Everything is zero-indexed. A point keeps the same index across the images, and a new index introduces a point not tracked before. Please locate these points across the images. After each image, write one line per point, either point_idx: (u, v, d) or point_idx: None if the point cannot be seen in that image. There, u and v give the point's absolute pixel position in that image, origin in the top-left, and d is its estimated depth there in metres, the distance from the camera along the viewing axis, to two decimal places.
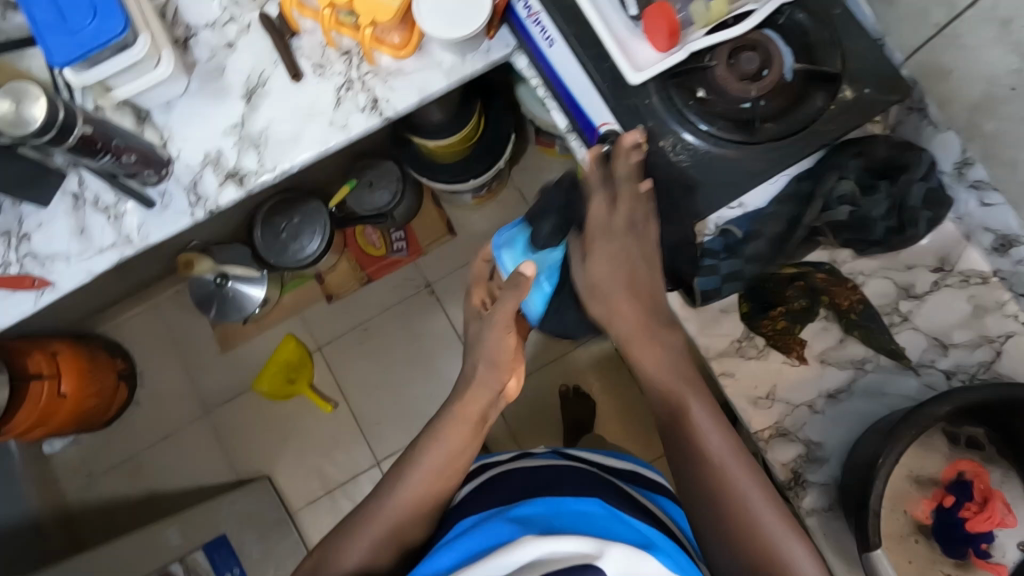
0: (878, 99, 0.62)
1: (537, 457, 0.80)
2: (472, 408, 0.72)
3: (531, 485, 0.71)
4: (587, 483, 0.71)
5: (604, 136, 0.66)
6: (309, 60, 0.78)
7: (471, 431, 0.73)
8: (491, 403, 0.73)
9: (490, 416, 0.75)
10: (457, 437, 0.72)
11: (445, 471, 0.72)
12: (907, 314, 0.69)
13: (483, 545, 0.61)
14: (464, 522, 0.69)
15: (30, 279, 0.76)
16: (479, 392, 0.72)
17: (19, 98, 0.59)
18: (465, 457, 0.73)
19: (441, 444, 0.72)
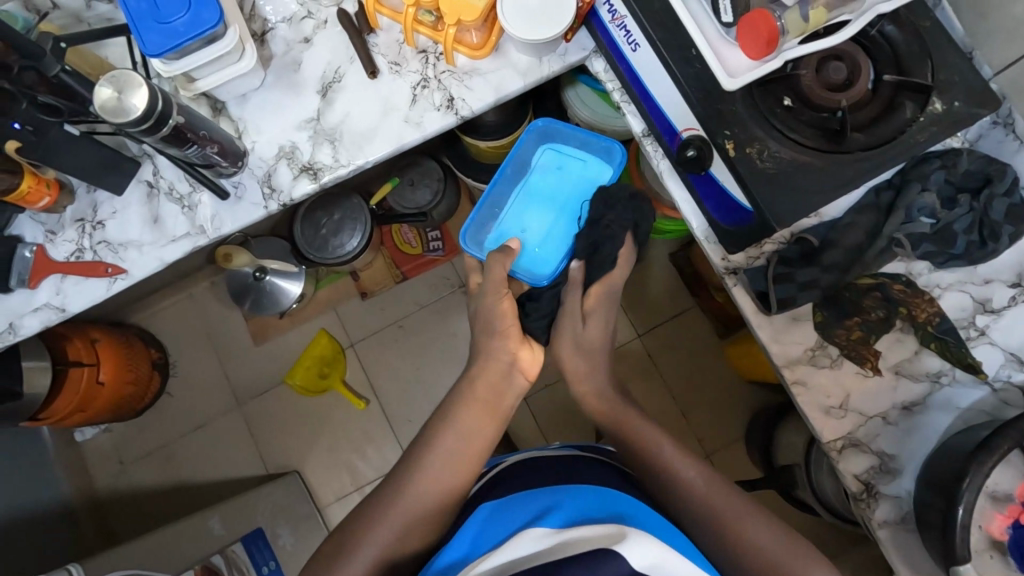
0: (968, 112, 0.63)
1: (550, 449, 0.80)
2: (485, 383, 0.73)
3: (550, 470, 0.71)
4: (597, 470, 0.71)
5: (688, 140, 0.67)
6: (385, 57, 0.78)
7: (487, 417, 0.72)
8: (505, 375, 0.74)
9: (507, 404, 0.74)
10: (473, 418, 0.71)
11: (465, 458, 0.69)
12: (984, 328, 0.69)
13: (497, 538, 0.61)
14: (481, 510, 0.66)
15: (104, 266, 0.76)
16: (490, 364, 0.74)
17: (121, 87, 0.59)
18: (485, 437, 0.71)
19: (455, 428, 0.70)
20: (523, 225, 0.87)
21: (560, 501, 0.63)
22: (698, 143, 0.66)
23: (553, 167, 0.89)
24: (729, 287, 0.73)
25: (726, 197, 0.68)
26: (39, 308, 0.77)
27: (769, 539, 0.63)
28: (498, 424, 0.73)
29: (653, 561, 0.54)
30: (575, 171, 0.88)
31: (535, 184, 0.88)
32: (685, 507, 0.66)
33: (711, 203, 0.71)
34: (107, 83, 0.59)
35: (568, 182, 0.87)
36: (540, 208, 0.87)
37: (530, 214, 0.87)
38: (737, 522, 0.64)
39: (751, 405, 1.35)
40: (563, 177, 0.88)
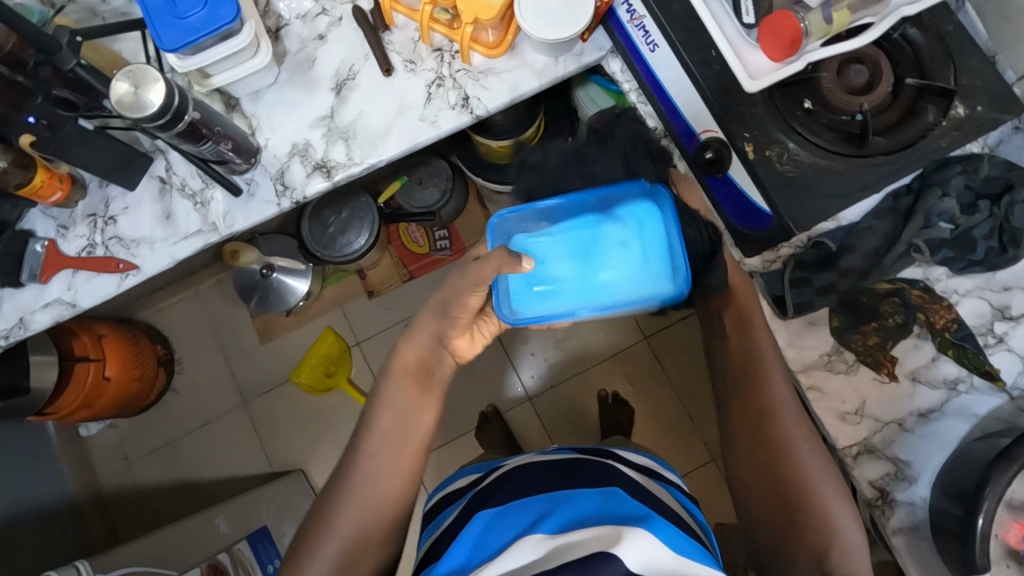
0: (990, 117, 0.62)
1: (550, 452, 0.80)
2: (410, 356, 0.73)
3: (547, 471, 0.71)
4: (590, 470, 0.71)
5: (707, 142, 0.67)
6: (400, 55, 0.78)
7: (415, 382, 0.72)
8: (431, 351, 0.74)
9: (435, 369, 0.74)
10: (403, 388, 0.71)
11: (403, 431, 0.69)
12: (1002, 335, 0.68)
13: (499, 544, 0.61)
14: (482, 516, 0.66)
15: (115, 262, 0.76)
16: (416, 340, 0.74)
17: (139, 82, 0.59)
18: (423, 414, 0.71)
19: (387, 402, 0.70)
20: (546, 256, 0.67)
21: (555, 507, 0.64)
22: (717, 145, 0.66)
23: (630, 237, 0.66)
24: None
25: (745, 202, 0.67)
26: (50, 303, 0.76)
27: (821, 478, 0.62)
28: (430, 395, 0.73)
29: (647, 561, 0.55)
30: (635, 262, 0.66)
31: (595, 228, 0.66)
32: (765, 433, 0.65)
33: (729, 207, 0.70)
34: (124, 77, 0.58)
35: (614, 265, 0.66)
36: (578, 256, 0.66)
37: (552, 251, 0.67)
38: (802, 458, 0.63)
39: None
40: (620, 253, 0.66)
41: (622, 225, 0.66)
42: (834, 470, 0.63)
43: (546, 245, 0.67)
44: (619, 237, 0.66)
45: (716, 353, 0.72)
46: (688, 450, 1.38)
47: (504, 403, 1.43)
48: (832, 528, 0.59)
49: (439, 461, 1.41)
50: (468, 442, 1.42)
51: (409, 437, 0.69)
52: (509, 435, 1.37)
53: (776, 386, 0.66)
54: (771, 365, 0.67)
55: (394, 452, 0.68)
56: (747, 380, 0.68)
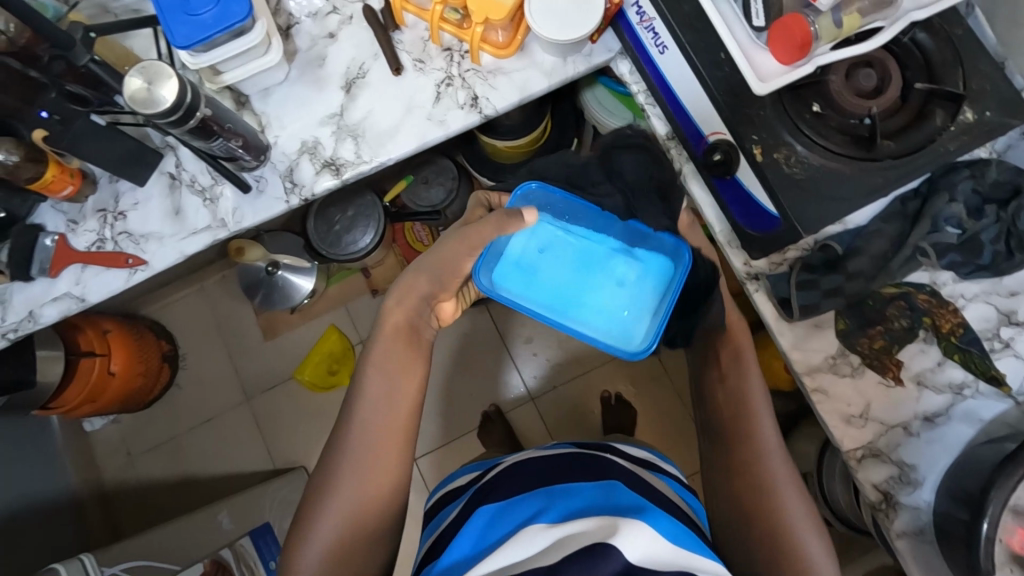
0: (999, 122, 0.62)
1: (548, 448, 0.80)
2: (395, 319, 0.74)
3: (545, 467, 0.72)
4: (589, 465, 0.72)
5: (715, 144, 0.67)
6: (410, 54, 0.78)
7: (405, 344, 0.72)
8: (417, 313, 0.75)
9: (423, 329, 0.75)
10: (392, 350, 0.71)
11: (393, 395, 0.69)
12: (1008, 340, 0.68)
13: (499, 536, 0.61)
14: (483, 512, 0.66)
15: (124, 257, 0.76)
16: (402, 304, 0.74)
17: (152, 78, 0.59)
18: (413, 380, 0.71)
19: (376, 364, 0.70)
20: (547, 246, 0.83)
21: (555, 501, 0.64)
22: (726, 146, 0.66)
23: (625, 282, 0.81)
24: (750, 293, 0.73)
25: (752, 204, 0.67)
26: (59, 297, 0.77)
27: (800, 519, 0.63)
28: (420, 355, 0.73)
29: (641, 549, 0.55)
30: (615, 305, 0.81)
31: (604, 252, 0.82)
32: (749, 476, 0.67)
33: (736, 208, 0.70)
34: (137, 73, 0.59)
35: (596, 294, 0.81)
36: (570, 263, 0.82)
37: (558, 248, 0.83)
38: (785, 501, 0.64)
39: None
40: (609, 288, 0.81)
41: (626, 266, 0.81)
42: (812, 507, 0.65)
43: (557, 238, 0.83)
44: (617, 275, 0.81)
45: (710, 394, 0.77)
46: (690, 452, 1.38)
47: (506, 403, 1.43)
48: (805, 566, 0.61)
49: (441, 460, 1.41)
50: (471, 441, 1.42)
51: (398, 402, 0.69)
52: (512, 435, 1.37)
53: (764, 430, 0.69)
54: (757, 401, 0.71)
55: (398, 438, 0.68)
56: (738, 425, 0.71)
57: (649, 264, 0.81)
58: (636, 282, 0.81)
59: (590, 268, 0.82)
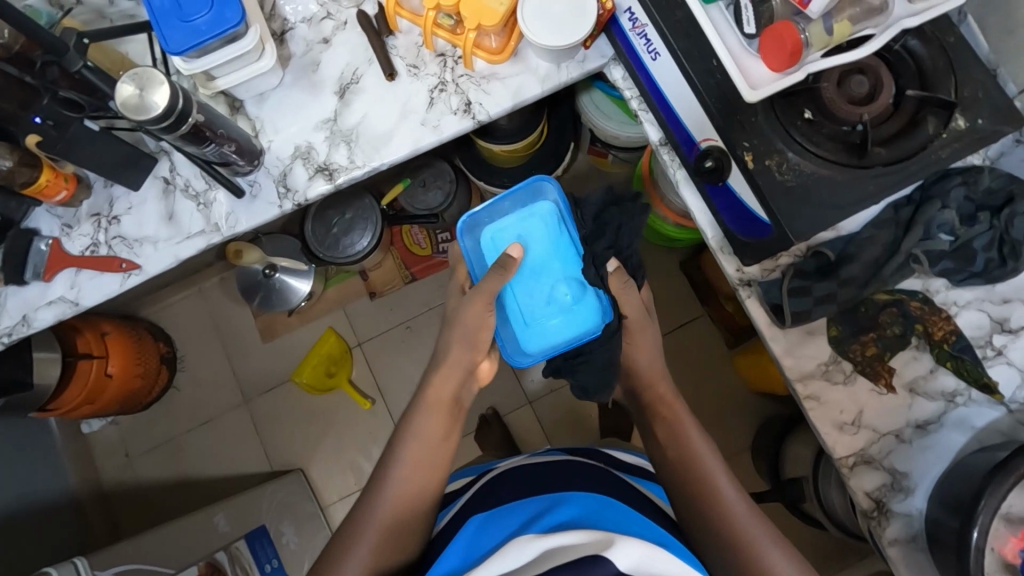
0: (992, 130, 0.62)
1: (542, 454, 0.81)
2: (444, 389, 0.74)
3: (537, 475, 0.72)
4: (588, 475, 0.72)
5: (707, 150, 0.67)
6: (403, 59, 0.79)
7: (446, 414, 0.73)
8: (462, 382, 0.75)
9: (462, 399, 0.76)
10: (434, 421, 0.72)
11: (429, 462, 0.70)
12: (1001, 348, 0.68)
13: (490, 545, 0.61)
14: (475, 521, 0.67)
15: (118, 261, 0.76)
16: (450, 372, 0.74)
17: (144, 84, 0.59)
18: (442, 444, 0.72)
19: (417, 436, 0.71)
20: (524, 232, 0.83)
21: (547, 509, 0.64)
22: (717, 153, 0.66)
23: (557, 305, 0.80)
24: (743, 299, 0.73)
25: (743, 209, 0.68)
26: (54, 301, 0.77)
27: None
28: (457, 428, 0.74)
29: (643, 560, 0.54)
30: (529, 315, 0.80)
31: (559, 269, 0.81)
32: (717, 527, 0.67)
33: (728, 214, 0.70)
34: (129, 79, 0.59)
35: (529, 293, 0.80)
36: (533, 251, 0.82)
37: (532, 236, 0.83)
38: (764, 554, 0.64)
39: (759, 416, 1.34)
40: (539, 294, 0.80)
41: (570, 293, 0.80)
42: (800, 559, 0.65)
43: (536, 227, 0.83)
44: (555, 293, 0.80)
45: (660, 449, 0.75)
46: None
47: (503, 406, 1.43)
48: None
49: None
50: (468, 444, 1.42)
51: (431, 469, 0.70)
52: (509, 438, 1.37)
53: (722, 482, 0.69)
54: (707, 453, 0.72)
55: (415, 490, 0.69)
56: (692, 477, 0.70)
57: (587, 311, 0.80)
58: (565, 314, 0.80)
59: (538, 274, 0.81)
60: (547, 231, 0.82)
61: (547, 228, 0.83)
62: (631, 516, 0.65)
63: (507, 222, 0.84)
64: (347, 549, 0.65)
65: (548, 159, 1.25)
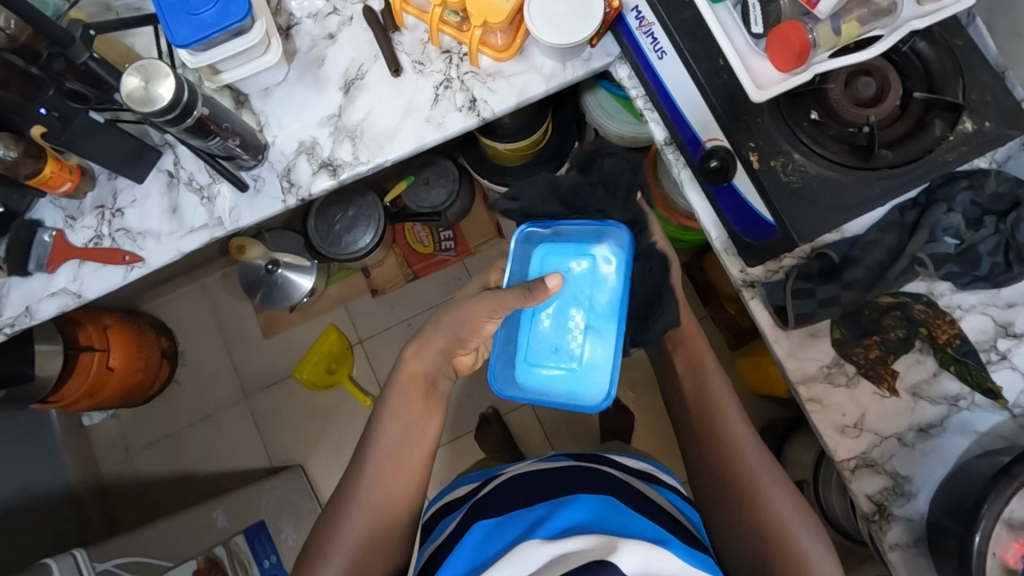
0: (999, 133, 0.62)
1: (547, 460, 0.81)
2: (415, 367, 0.77)
3: (543, 480, 0.72)
4: (596, 480, 0.71)
5: (713, 150, 0.66)
6: (409, 56, 0.78)
7: (421, 395, 0.76)
8: (435, 365, 0.78)
9: (437, 381, 0.79)
10: (408, 399, 0.75)
11: (408, 438, 0.73)
12: (1005, 352, 0.68)
13: (495, 551, 0.61)
14: (480, 526, 0.66)
15: (121, 253, 0.76)
16: (421, 354, 0.77)
17: (150, 77, 0.59)
18: (420, 422, 0.75)
19: (396, 414, 0.74)
20: (574, 269, 0.82)
21: (553, 512, 0.63)
22: (723, 153, 0.65)
23: (562, 358, 0.81)
24: (746, 300, 0.72)
25: (748, 211, 0.67)
26: (56, 293, 0.77)
27: (792, 520, 0.65)
28: (433, 407, 0.77)
29: (646, 562, 0.55)
30: (534, 356, 0.82)
31: (586, 321, 0.81)
32: (724, 472, 0.70)
33: (733, 215, 0.69)
34: (135, 72, 0.59)
35: (542, 335, 0.82)
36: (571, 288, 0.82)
37: (575, 278, 0.82)
38: (765, 494, 0.67)
39: (761, 419, 1.34)
40: (549, 339, 0.82)
41: (585, 350, 0.81)
42: (803, 504, 0.67)
43: (583, 273, 0.82)
44: (565, 346, 0.81)
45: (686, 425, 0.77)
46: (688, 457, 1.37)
47: (504, 405, 1.43)
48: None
49: (439, 462, 1.41)
50: (467, 443, 1.42)
51: (411, 449, 0.73)
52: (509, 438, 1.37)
53: (730, 419, 0.74)
54: (721, 395, 0.76)
55: (400, 474, 0.71)
56: (703, 413, 0.75)
57: (583, 376, 0.81)
58: (565, 370, 0.81)
59: (558, 320, 0.82)
60: (594, 276, 0.82)
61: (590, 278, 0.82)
62: (634, 516, 0.65)
63: (563, 250, 0.83)
64: (334, 527, 0.68)
65: (552, 159, 1.25)
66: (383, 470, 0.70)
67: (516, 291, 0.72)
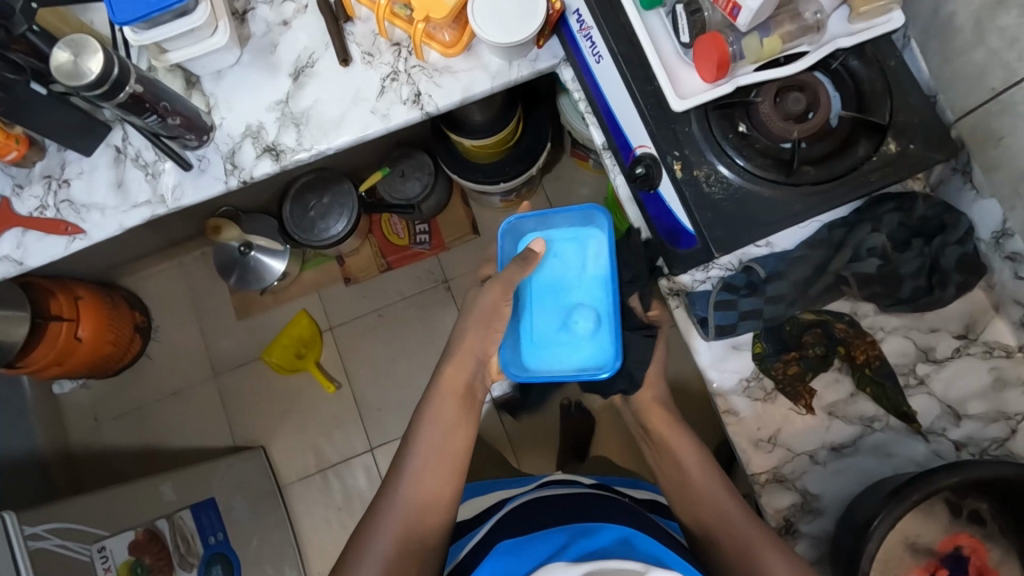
0: (923, 155, 0.62)
1: (561, 487, 0.81)
2: (455, 379, 0.76)
3: (564, 515, 0.71)
4: (616, 511, 0.72)
5: (640, 157, 0.67)
6: (359, 47, 0.79)
7: (459, 403, 0.75)
8: (475, 372, 0.77)
9: (477, 389, 0.78)
10: (448, 410, 0.74)
11: (449, 447, 0.73)
12: (924, 377, 0.67)
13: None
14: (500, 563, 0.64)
15: (64, 225, 0.78)
16: (462, 363, 0.76)
17: (79, 50, 0.61)
18: (463, 432, 0.74)
19: (434, 422, 0.73)
20: (563, 252, 0.83)
21: (573, 548, 0.62)
22: (649, 160, 0.66)
23: (567, 334, 0.80)
24: (672, 308, 0.72)
25: (671, 220, 0.67)
26: None
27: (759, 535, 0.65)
28: (472, 414, 0.76)
29: None
30: (539, 336, 0.81)
31: (583, 298, 0.80)
32: (702, 512, 0.71)
33: (659, 223, 0.70)
34: (65, 46, 0.60)
35: (543, 316, 0.82)
36: (564, 271, 0.82)
37: (564, 260, 0.83)
38: (737, 523, 0.67)
39: (718, 431, 1.34)
40: (551, 318, 0.81)
41: (584, 324, 0.79)
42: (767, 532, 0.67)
43: (572, 255, 0.83)
44: (570, 322, 0.80)
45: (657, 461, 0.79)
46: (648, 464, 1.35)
47: None
48: None
49: None
50: None
51: (451, 458, 0.72)
52: None
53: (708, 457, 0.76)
54: (662, 422, 0.79)
55: (440, 486, 0.71)
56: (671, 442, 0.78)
57: (593, 345, 0.79)
58: (572, 345, 0.79)
59: (557, 299, 0.81)
60: (587, 254, 0.82)
61: (584, 258, 0.82)
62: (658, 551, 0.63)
63: (553, 236, 0.84)
64: (367, 543, 0.67)
65: (523, 157, 1.25)
66: (423, 477, 0.71)
67: (515, 264, 0.76)
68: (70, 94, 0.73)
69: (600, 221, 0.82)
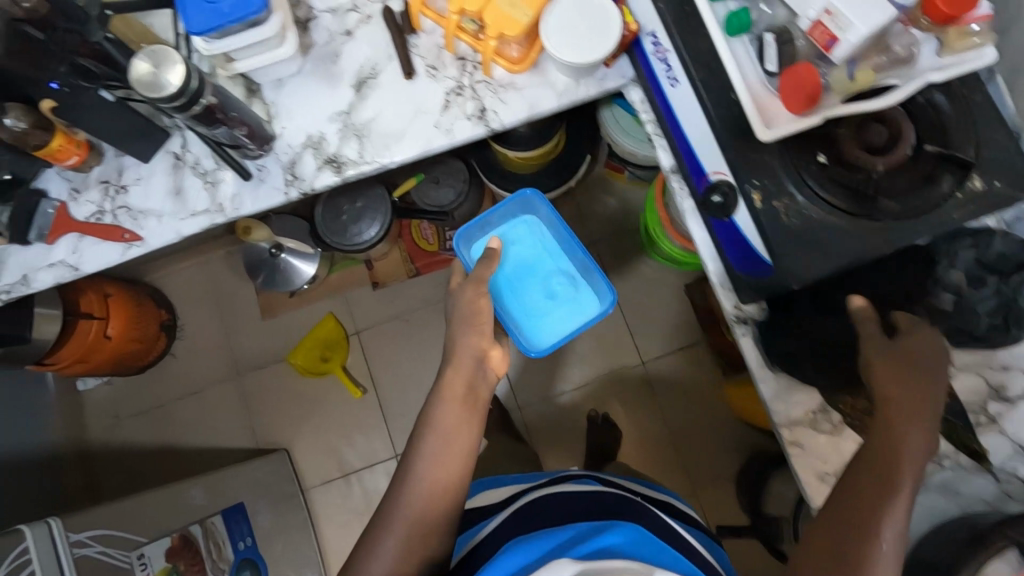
0: (1006, 194, 0.61)
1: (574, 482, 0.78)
2: (456, 381, 0.71)
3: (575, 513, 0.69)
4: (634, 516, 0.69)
5: (715, 184, 0.66)
6: (423, 60, 0.78)
7: (462, 409, 0.70)
8: (476, 373, 0.72)
9: (483, 390, 0.73)
10: (451, 413, 0.69)
11: (453, 454, 0.68)
12: (995, 416, 0.66)
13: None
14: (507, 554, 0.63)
15: (121, 231, 0.77)
16: (462, 363, 0.71)
17: (159, 61, 0.60)
18: (466, 437, 0.69)
19: (436, 429, 0.69)
20: (515, 239, 0.88)
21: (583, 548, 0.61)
22: (726, 188, 0.65)
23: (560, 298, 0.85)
24: (737, 336, 0.72)
25: (747, 249, 0.66)
26: (54, 264, 0.78)
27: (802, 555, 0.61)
28: (477, 417, 0.71)
29: None
30: (538, 313, 0.84)
31: (555, 266, 0.87)
32: None
33: (730, 250, 0.69)
34: (146, 57, 0.60)
35: (531, 296, 0.85)
36: (525, 254, 0.87)
37: (521, 243, 0.88)
38: None
39: (746, 447, 1.34)
40: (538, 293, 0.85)
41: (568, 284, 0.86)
42: None
43: (525, 236, 0.88)
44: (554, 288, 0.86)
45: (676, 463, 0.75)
46: (675, 480, 1.34)
47: None
48: None
49: None
50: None
51: (452, 467, 0.67)
52: None
53: None
54: None
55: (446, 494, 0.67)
56: None
57: (586, 296, 0.87)
58: (570, 304, 0.85)
59: (535, 277, 0.86)
60: (537, 230, 0.89)
61: (534, 236, 0.88)
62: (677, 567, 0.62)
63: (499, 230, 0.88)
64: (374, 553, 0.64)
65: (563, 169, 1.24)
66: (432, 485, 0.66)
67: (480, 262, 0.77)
68: (133, 99, 0.72)
69: (535, 201, 0.90)
